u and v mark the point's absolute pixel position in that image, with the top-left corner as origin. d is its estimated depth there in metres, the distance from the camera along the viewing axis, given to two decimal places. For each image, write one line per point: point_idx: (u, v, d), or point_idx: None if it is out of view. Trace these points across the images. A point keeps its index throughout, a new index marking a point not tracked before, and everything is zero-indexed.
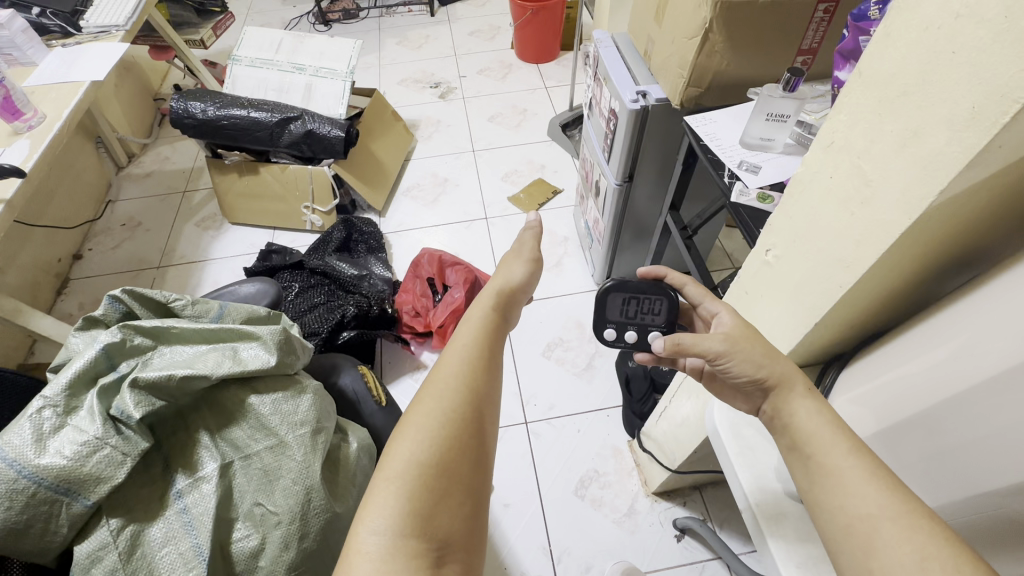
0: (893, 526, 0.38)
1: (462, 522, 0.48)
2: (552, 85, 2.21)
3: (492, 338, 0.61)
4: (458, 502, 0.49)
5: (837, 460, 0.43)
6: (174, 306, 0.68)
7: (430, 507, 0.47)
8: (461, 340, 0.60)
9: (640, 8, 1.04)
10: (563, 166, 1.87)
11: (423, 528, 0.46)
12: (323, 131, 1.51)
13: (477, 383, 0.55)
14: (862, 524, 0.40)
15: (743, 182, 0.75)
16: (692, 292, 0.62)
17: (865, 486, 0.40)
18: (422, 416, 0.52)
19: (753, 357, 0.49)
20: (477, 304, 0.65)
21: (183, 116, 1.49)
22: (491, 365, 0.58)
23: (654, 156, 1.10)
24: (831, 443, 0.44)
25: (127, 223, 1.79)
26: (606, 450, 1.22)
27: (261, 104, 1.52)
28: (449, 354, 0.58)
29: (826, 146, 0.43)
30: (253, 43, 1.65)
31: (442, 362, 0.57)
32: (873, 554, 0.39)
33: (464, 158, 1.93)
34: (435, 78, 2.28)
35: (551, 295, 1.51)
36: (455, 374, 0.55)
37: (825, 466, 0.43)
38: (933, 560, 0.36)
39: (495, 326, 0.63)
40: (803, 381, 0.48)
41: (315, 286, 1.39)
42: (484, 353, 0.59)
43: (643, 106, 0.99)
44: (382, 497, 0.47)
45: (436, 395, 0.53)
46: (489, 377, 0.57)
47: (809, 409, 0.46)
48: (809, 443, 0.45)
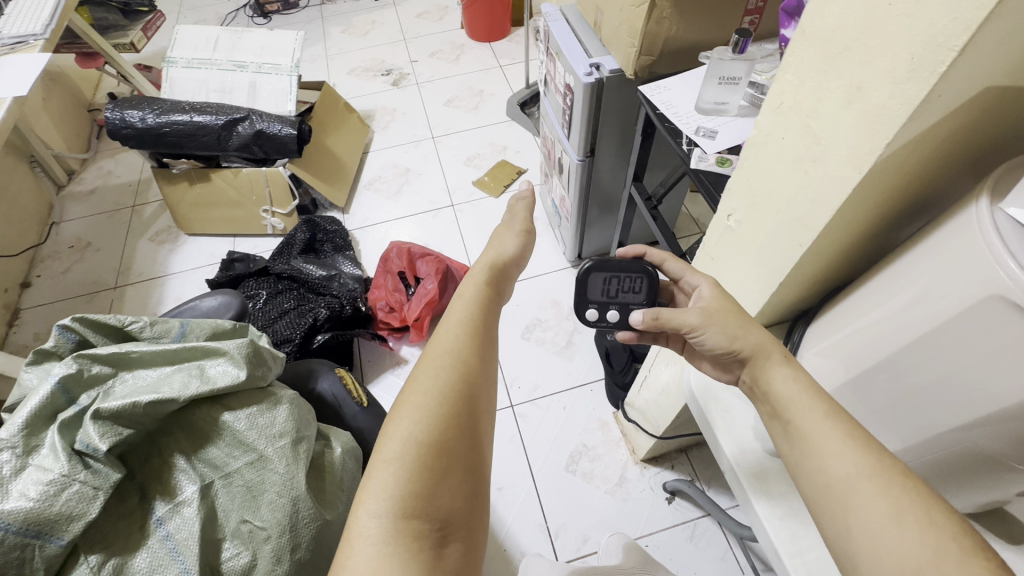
0: (868, 486, 0.39)
1: (462, 499, 0.49)
2: (506, 63, 2.17)
3: (481, 323, 0.59)
4: (458, 480, 0.49)
5: (812, 424, 0.44)
6: (132, 330, 0.65)
7: (430, 487, 0.47)
8: (454, 316, 0.59)
9: None
10: (525, 146, 1.85)
11: (423, 508, 0.46)
12: (273, 130, 1.46)
13: (471, 361, 0.55)
14: (838, 484, 0.41)
15: (701, 148, 0.75)
16: (675, 266, 0.62)
17: (841, 447, 0.42)
18: (419, 395, 0.51)
19: (729, 330, 0.50)
20: (469, 279, 0.64)
21: (121, 126, 1.41)
22: (483, 344, 0.57)
23: (615, 126, 1.09)
24: (805, 408, 0.45)
25: (75, 244, 1.70)
26: (593, 424, 1.24)
27: (204, 107, 1.45)
28: (442, 331, 0.57)
29: (776, 107, 0.44)
30: (187, 42, 1.56)
31: (435, 339, 0.56)
32: (847, 512, 0.40)
33: (423, 146, 1.89)
34: (386, 66, 2.21)
35: (525, 277, 1.51)
36: (449, 351, 0.54)
37: (801, 432, 0.44)
38: (904, 514, 0.38)
39: (484, 311, 0.60)
40: (776, 349, 0.49)
41: (283, 292, 1.35)
42: (477, 331, 0.57)
43: (597, 79, 0.98)
44: (382, 478, 0.47)
45: (432, 374, 0.53)
46: (483, 354, 0.56)
47: (784, 377, 0.47)
48: (785, 410, 0.46)
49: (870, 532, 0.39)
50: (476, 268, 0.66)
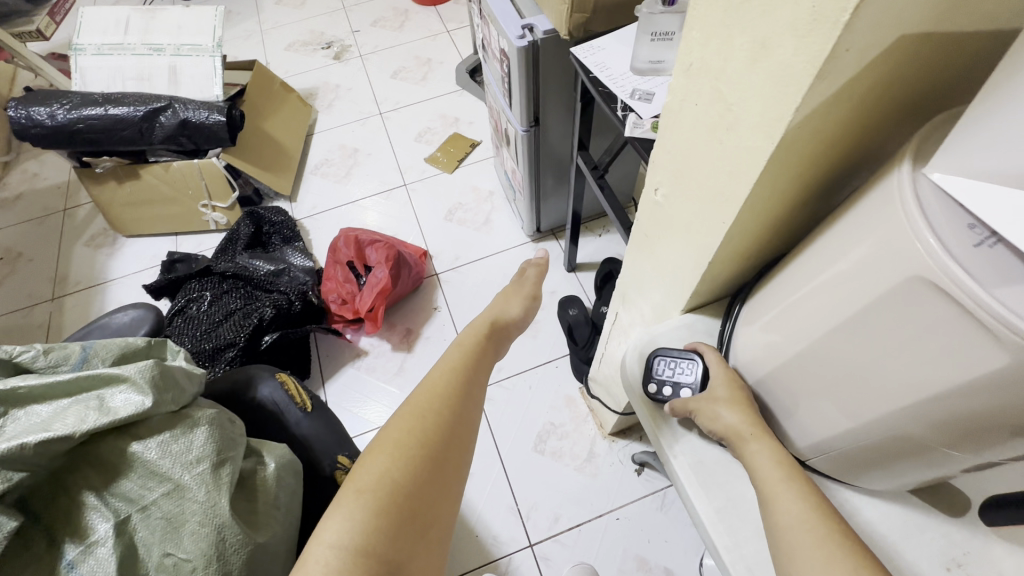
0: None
1: (420, 548, 0.50)
2: (453, 27, 2.05)
3: (466, 373, 0.65)
4: (419, 526, 0.51)
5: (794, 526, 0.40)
6: (23, 361, 0.60)
7: (392, 529, 0.49)
8: (439, 372, 0.64)
9: None
10: (478, 116, 1.77)
11: (387, 547, 0.47)
12: (200, 119, 1.36)
13: (454, 416, 0.59)
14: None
15: (637, 114, 0.71)
16: (716, 371, 0.52)
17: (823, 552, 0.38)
18: (402, 436, 0.55)
19: (712, 409, 0.50)
20: (461, 343, 0.71)
21: (29, 126, 1.29)
22: (465, 404, 0.62)
23: (558, 92, 1.03)
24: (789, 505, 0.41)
25: (5, 255, 1.59)
26: (560, 401, 1.23)
27: (120, 98, 1.34)
28: (432, 384, 0.63)
29: (686, 69, 0.38)
30: (93, 25, 1.42)
31: (421, 390, 0.61)
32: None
33: (371, 124, 1.79)
34: (326, 38, 2.07)
35: (484, 255, 1.46)
36: (432, 402, 0.59)
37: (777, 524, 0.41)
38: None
39: (472, 362, 0.68)
40: (750, 427, 0.47)
41: (229, 291, 1.29)
42: (463, 383, 0.64)
43: (530, 42, 0.91)
44: (350, 510, 0.49)
45: (417, 419, 0.57)
46: (461, 411, 0.61)
47: (767, 464, 0.44)
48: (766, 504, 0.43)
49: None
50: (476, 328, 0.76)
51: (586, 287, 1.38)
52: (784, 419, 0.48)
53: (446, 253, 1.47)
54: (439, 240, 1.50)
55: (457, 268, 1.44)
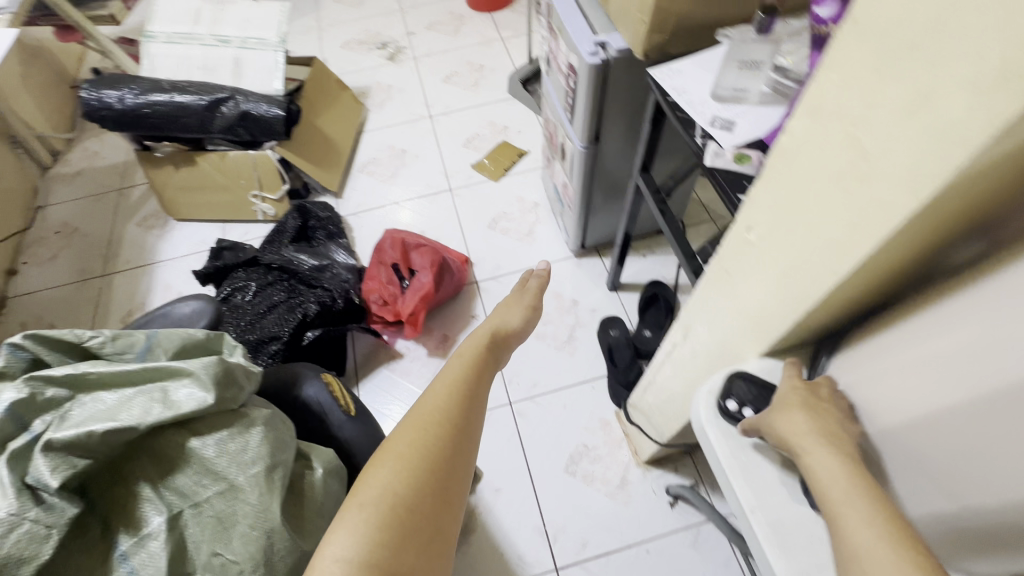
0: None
1: (425, 558, 0.51)
2: (508, 35, 2.06)
3: (470, 383, 0.67)
4: (425, 537, 0.52)
5: (865, 550, 0.36)
6: (92, 346, 0.60)
7: (396, 539, 0.50)
8: (444, 382, 0.66)
9: None
10: (527, 126, 1.76)
11: (390, 556, 0.49)
12: (260, 111, 1.38)
13: (456, 428, 0.61)
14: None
15: (717, 143, 0.68)
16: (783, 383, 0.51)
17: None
18: (405, 449, 0.57)
19: (778, 418, 0.48)
20: (465, 350, 0.73)
21: (98, 108, 1.33)
22: (468, 414, 0.63)
23: (622, 111, 1.01)
24: (863, 530, 0.37)
25: (61, 229, 1.64)
26: (594, 423, 1.20)
27: (185, 86, 1.37)
28: (434, 396, 0.64)
29: (815, 111, 0.36)
30: (166, 15, 1.46)
31: (426, 400, 0.64)
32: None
33: (421, 126, 1.80)
34: (381, 38, 2.10)
35: (525, 267, 1.45)
36: (437, 411, 0.61)
37: (848, 548, 0.37)
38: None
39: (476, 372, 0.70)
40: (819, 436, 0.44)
41: (273, 283, 1.30)
42: (467, 392, 0.66)
43: (602, 60, 0.89)
44: (356, 521, 0.51)
45: (420, 432, 0.59)
46: (465, 416, 0.63)
47: (843, 483, 0.40)
48: (836, 526, 0.39)
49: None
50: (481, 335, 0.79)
51: (628, 308, 1.35)
52: (890, 481, 0.45)
53: (487, 262, 1.47)
54: (481, 248, 1.49)
55: (498, 278, 1.43)
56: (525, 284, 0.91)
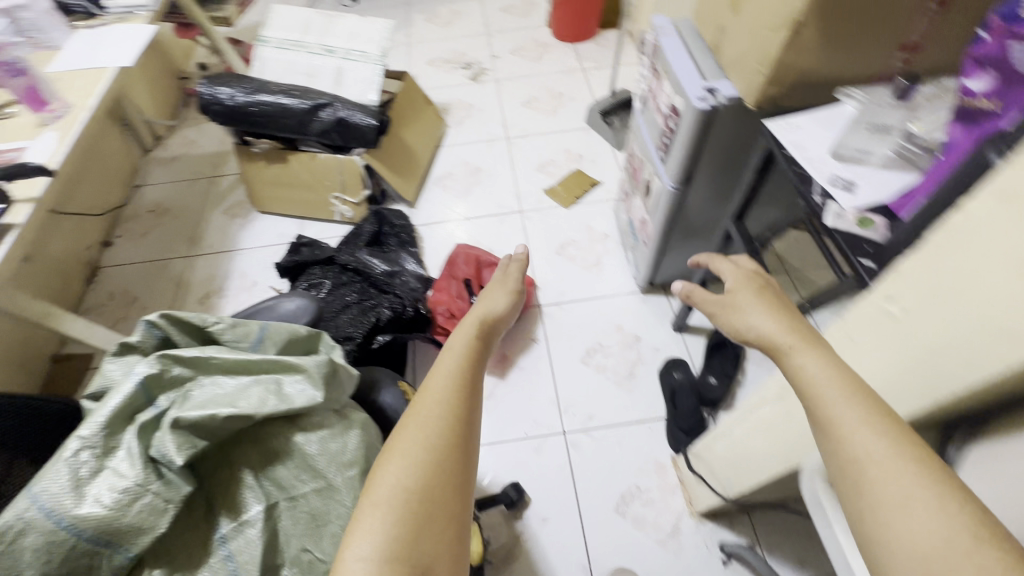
0: (899, 475, 0.38)
1: (446, 546, 0.47)
2: (590, 66, 2.10)
3: (467, 367, 0.62)
4: (442, 525, 0.48)
5: (829, 404, 0.44)
6: (213, 331, 0.64)
7: (412, 534, 0.46)
8: (443, 370, 0.61)
9: None
10: (602, 157, 1.78)
11: (408, 550, 0.45)
12: (354, 119, 1.45)
13: (458, 411, 0.55)
14: (860, 465, 0.40)
15: (837, 204, 0.67)
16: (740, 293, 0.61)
17: (863, 425, 0.41)
18: (408, 441, 0.52)
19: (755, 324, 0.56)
20: (457, 340, 0.68)
21: (211, 102, 1.43)
22: (469, 399, 0.58)
23: (718, 156, 1.01)
24: (823, 384, 0.45)
25: (155, 209, 1.76)
26: (649, 465, 1.17)
27: (290, 89, 1.45)
28: (431, 384, 0.59)
29: (1006, 196, 0.35)
30: (281, 22, 1.56)
31: (427, 388, 0.58)
32: (863, 495, 0.39)
33: (497, 146, 1.85)
34: (466, 58, 2.17)
35: (589, 297, 1.45)
36: (438, 398, 0.56)
37: (812, 400, 0.45)
38: (939, 502, 0.36)
39: (469, 356, 0.65)
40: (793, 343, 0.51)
41: (347, 283, 1.35)
42: (463, 378, 0.60)
43: (711, 106, 0.89)
44: (370, 522, 0.47)
45: (421, 422, 0.54)
46: (466, 402, 0.57)
47: (803, 354, 0.49)
48: (802, 389, 0.47)
49: (906, 531, 0.36)
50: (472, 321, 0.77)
51: (691, 351, 1.33)
52: None
53: (552, 287, 1.47)
54: (547, 272, 1.50)
55: (561, 304, 1.43)
56: (502, 275, 0.95)
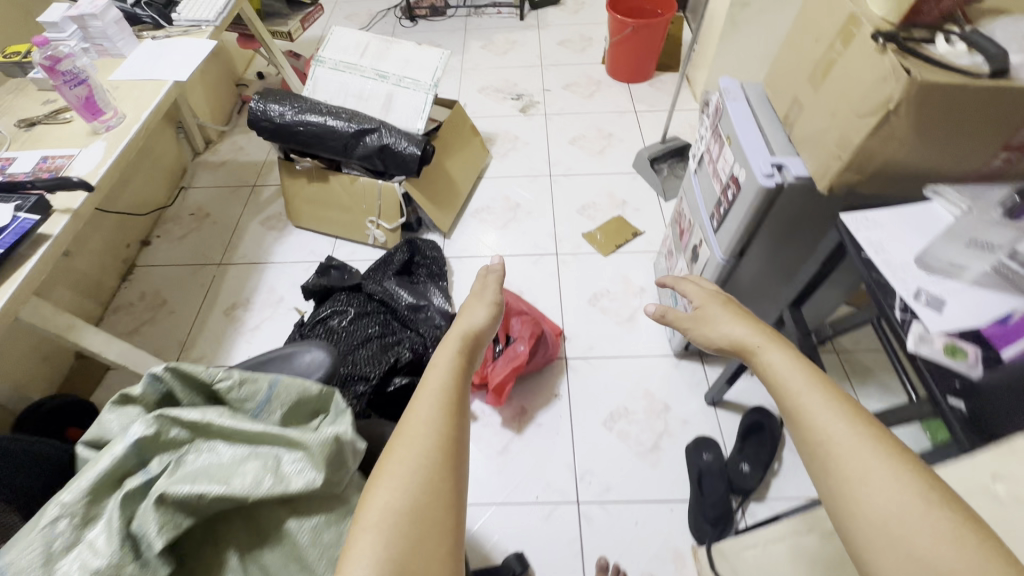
0: (860, 450, 0.46)
1: (443, 561, 0.46)
2: (642, 109, 2.05)
3: (456, 378, 0.60)
4: (438, 540, 0.46)
5: (798, 394, 0.53)
6: (220, 387, 0.60)
7: (406, 553, 0.45)
8: (428, 388, 0.57)
9: (790, 61, 0.85)
10: (646, 205, 1.71)
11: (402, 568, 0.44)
12: (398, 147, 1.43)
13: (446, 426, 0.54)
14: (828, 443, 0.48)
15: (923, 324, 0.58)
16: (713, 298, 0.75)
17: (827, 409, 0.50)
18: (396, 462, 0.50)
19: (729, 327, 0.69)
20: (442, 353, 0.63)
21: (261, 118, 1.44)
22: (458, 414, 0.56)
23: (778, 235, 0.93)
24: (791, 379, 0.55)
25: (196, 212, 1.78)
26: (666, 552, 1.08)
27: (338, 112, 1.45)
28: (419, 401, 0.57)
29: None
30: (339, 43, 1.57)
31: (413, 410, 0.55)
32: (830, 471, 0.46)
33: (539, 183, 1.80)
34: (517, 89, 2.15)
35: (619, 354, 1.37)
36: (425, 421, 0.53)
37: (782, 392, 0.54)
38: (893, 473, 0.44)
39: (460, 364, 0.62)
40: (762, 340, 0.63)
41: (370, 314, 1.31)
42: (452, 390, 0.58)
43: (778, 184, 0.82)
44: (363, 544, 0.45)
45: (409, 443, 0.52)
46: (455, 417, 0.55)
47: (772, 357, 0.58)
48: (773, 384, 0.56)
49: (869, 497, 0.43)
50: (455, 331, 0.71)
51: (724, 429, 1.23)
52: None
53: (580, 339, 1.40)
54: (577, 323, 1.44)
55: (589, 359, 1.36)
56: (483, 275, 0.79)
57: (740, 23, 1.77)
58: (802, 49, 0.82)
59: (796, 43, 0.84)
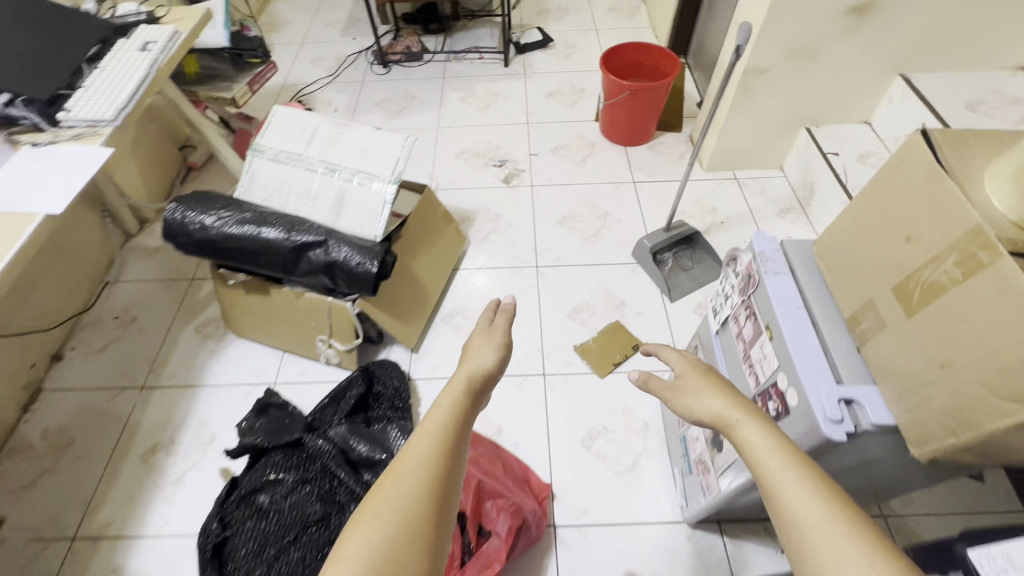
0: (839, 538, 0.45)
1: None
2: (642, 179, 1.81)
3: (457, 428, 0.56)
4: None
5: (773, 472, 0.52)
6: None
7: None
8: (427, 430, 0.55)
9: (866, 248, 0.61)
10: (648, 307, 1.47)
11: None
12: (350, 264, 1.18)
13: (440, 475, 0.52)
14: (805, 529, 0.47)
15: None
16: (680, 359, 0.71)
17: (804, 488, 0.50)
18: (379, 506, 0.49)
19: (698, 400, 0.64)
20: (445, 393, 0.60)
21: (177, 229, 1.17)
22: (452, 467, 0.53)
23: (838, 467, 0.68)
24: (768, 459, 0.53)
25: (121, 315, 1.52)
26: None
27: (275, 219, 1.19)
28: (415, 442, 0.55)
29: None
30: (281, 128, 1.31)
31: (407, 450, 0.53)
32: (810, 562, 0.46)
33: (524, 276, 1.55)
34: (500, 154, 1.91)
35: (621, 521, 1.13)
36: (418, 467, 0.52)
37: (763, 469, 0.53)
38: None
39: (465, 405, 0.59)
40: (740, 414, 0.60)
41: (312, 482, 1.08)
42: (453, 440, 0.55)
43: (847, 437, 0.58)
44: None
45: (395, 486, 0.50)
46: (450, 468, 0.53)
47: (749, 429, 0.56)
48: (750, 461, 0.54)
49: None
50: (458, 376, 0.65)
51: None
52: None
53: (573, 498, 1.16)
54: (569, 474, 1.19)
55: (584, 528, 1.12)
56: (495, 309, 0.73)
57: (754, 91, 1.54)
58: (882, 234, 0.58)
59: (871, 220, 0.60)
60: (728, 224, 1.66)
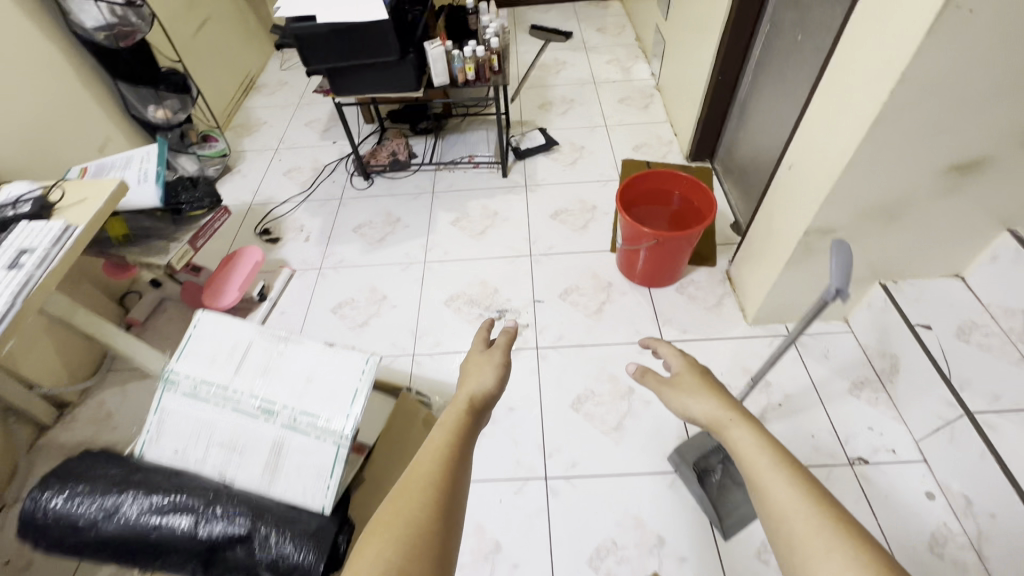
0: (819, 535, 0.53)
1: None
2: (673, 337, 1.47)
3: (458, 440, 0.65)
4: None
5: (763, 471, 0.61)
6: None
7: None
8: (432, 444, 0.64)
9: None
10: (696, 549, 1.11)
11: None
12: (284, 567, 0.82)
13: (446, 479, 0.60)
14: (789, 518, 0.56)
15: None
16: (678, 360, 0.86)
17: (775, 478, 0.59)
18: (391, 515, 0.55)
19: (687, 402, 0.79)
20: (447, 415, 0.69)
21: (46, 527, 0.84)
22: (454, 480, 0.61)
23: None
24: (756, 456, 0.63)
25: (12, 560, 1.18)
26: None
27: (187, 493, 0.86)
28: (419, 460, 0.62)
29: None
30: (204, 346, 1.00)
31: (416, 464, 0.62)
32: (789, 544, 0.54)
33: (529, 494, 1.21)
34: (497, 301, 1.58)
35: None
36: (426, 475, 0.60)
37: (752, 471, 0.62)
38: (845, 556, 0.51)
39: (464, 420, 0.69)
40: (728, 416, 0.71)
41: None
42: (455, 452, 0.64)
43: None
44: None
45: (408, 495, 0.57)
46: (453, 477, 0.61)
47: (739, 431, 0.68)
48: (740, 458, 0.65)
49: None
50: (457, 400, 0.73)
51: None
52: None
53: None
54: None
55: None
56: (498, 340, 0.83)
57: (817, 251, 1.22)
58: None
59: None
60: (788, 407, 1.31)
